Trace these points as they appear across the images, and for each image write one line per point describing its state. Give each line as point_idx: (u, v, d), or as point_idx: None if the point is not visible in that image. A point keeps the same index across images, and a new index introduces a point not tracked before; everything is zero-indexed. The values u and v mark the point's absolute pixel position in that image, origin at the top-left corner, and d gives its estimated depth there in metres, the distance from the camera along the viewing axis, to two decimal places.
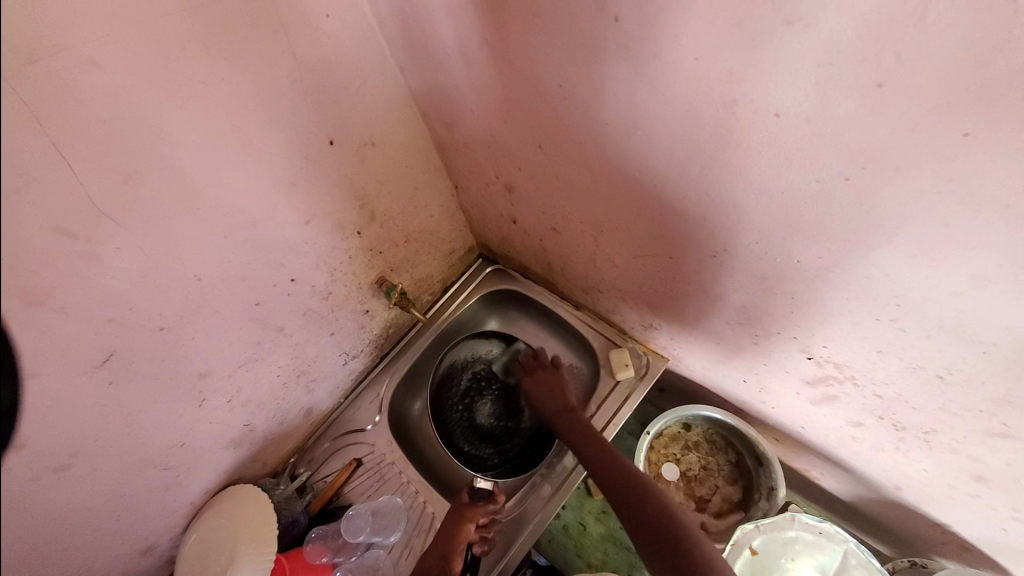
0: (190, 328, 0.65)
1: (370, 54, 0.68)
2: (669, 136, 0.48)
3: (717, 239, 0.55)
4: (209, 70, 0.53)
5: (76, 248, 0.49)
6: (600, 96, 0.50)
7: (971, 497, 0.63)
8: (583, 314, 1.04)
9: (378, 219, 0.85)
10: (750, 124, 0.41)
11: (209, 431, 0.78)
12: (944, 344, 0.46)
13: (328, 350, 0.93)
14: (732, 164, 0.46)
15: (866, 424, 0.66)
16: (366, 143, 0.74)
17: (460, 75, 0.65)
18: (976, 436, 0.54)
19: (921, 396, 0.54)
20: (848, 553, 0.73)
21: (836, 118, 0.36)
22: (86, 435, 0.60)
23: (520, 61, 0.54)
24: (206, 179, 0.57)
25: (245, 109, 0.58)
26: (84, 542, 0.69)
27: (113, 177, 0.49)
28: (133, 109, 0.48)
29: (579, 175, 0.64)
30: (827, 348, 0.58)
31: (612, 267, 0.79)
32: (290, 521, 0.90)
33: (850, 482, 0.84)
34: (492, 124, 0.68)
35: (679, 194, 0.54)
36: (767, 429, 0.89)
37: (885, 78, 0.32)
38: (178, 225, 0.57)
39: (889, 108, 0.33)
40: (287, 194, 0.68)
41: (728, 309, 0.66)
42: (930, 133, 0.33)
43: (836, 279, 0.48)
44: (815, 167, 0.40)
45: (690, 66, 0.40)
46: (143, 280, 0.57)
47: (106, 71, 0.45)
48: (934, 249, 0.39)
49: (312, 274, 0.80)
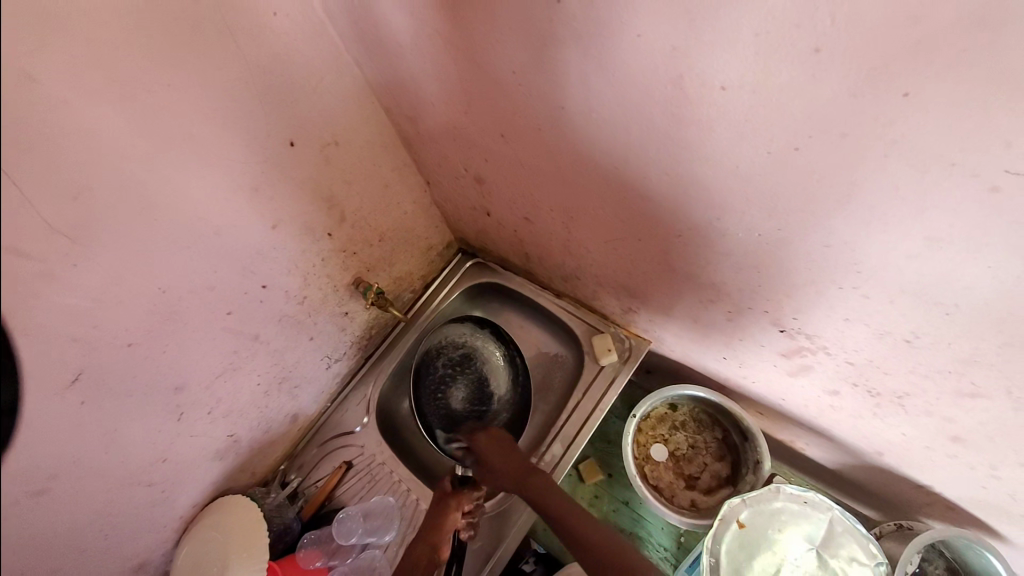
0: (160, 342, 0.64)
1: (324, 50, 0.66)
2: (625, 117, 0.47)
3: (682, 218, 0.55)
4: (152, 76, 0.51)
5: (32, 269, 0.48)
6: (553, 79, 0.49)
7: (949, 456, 0.64)
8: (564, 302, 1.03)
9: (348, 219, 0.84)
10: (698, 99, 0.40)
11: (192, 445, 0.77)
12: (907, 308, 0.46)
13: (309, 355, 0.92)
14: (687, 141, 0.45)
15: (842, 393, 0.67)
16: (328, 143, 0.73)
17: (416, 66, 0.63)
18: (948, 396, 0.54)
19: (891, 361, 0.55)
20: (834, 520, 0.74)
21: (779, 87, 0.36)
22: (61, 458, 0.59)
23: (472, 49, 0.53)
24: (161, 189, 0.56)
25: (197, 116, 0.56)
26: (71, 564, 0.68)
27: (64, 193, 0.48)
28: (77, 122, 0.47)
29: (543, 162, 0.63)
30: (798, 320, 0.58)
31: (586, 253, 0.78)
32: (282, 528, 0.91)
33: (833, 451, 0.85)
34: (454, 115, 0.67)
35: (641, 175, 0.53)
36: (751, 404, 0.90)
37: (822, 42, 0.32)
38: (136, 238, 0.56)
39: (829, 73, 0.33)
40: (249, 199, 0.67)
41: (700, 288, 0.66)
42: (871, 96, 0.33)
43: (798, 250, 0.48)
44: (765, 138, 0.40)
45: (636, 44, 0.40)
46: (104, 297, 0.55)
47: (45, 84, 0.44)
48: (888, 214, 0.39)
49: (285, 280, 0.79)
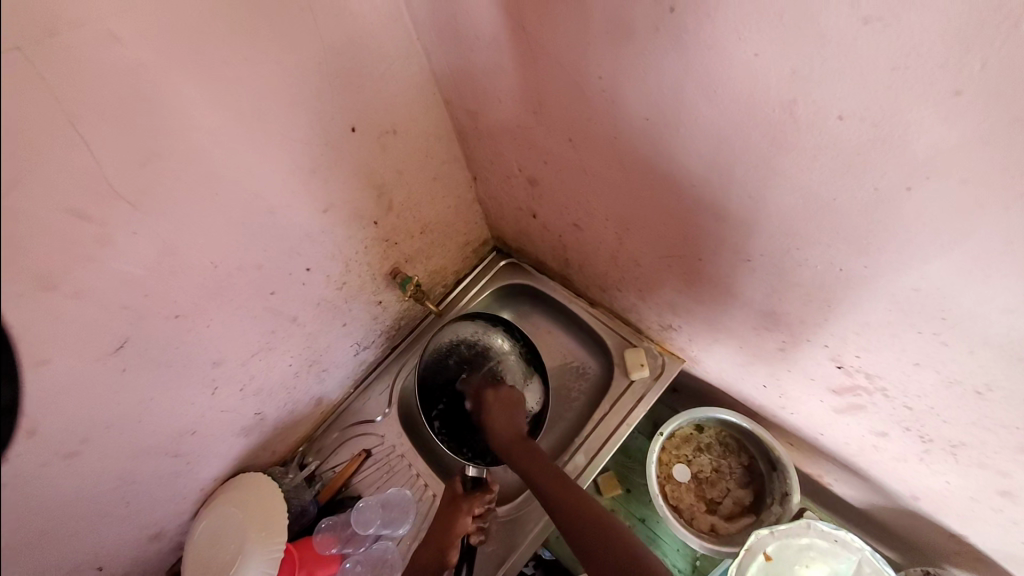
0: (204, 316, 0.64)
1: (396, 37, 0.66)
2: (716, 134, 0.46)
3: (752, 242, 0.54)
4: (234, 50, 0.51)
5: (91, 232, 0.48)
6: (639, 89, 0.48)
7: (994, 512, 0.62)
8: (598, 312, 1.02)
9: (395, 209, 0.83)
10: (808, 125, 0.39)
11: (221, 419, 0.77)
12: (987, 360, 0.45)
13: (341, 340, 0.92)
14: (778, 166, 0.44)
15: (890, 435, 0.65)
16: (386, 132, 0.72)
17: (488, 61, 0.62)
18: (1010, 453, 0.53)
19: (955, 410, 0.53)
20: (863, 561, 0.72)
21: (904, 123, 0.35)
22: (98, 421, 0.59)
23: (555, 50, 0.52)
24: (224, 163, 0.56)
25: (269, 93, 0.56)
26: (93, 526, 0.68)
27: (131, 157, 0.47)
28: (152, 88, 0.46)
29: (609, 171, 0.62)
30: (860, 358, 0.57)
31: (634, 266, 0.77)
32: (299, 509, 0.91)
33: (863, 489, 0.83)
34: (519, 114, 0.66)
35: (718, 195, 0.52)
36: (782, 434, 0.89)
37: (962, 85, 0.31)
38: (196, 211, 0.55)
39: (964, 116, 0.32)
40: (306, 181, 0.66)
41: (753, 313, 0.64)
42: (1005, 146, 0.31)
43: (878, 288, 0.47)
44: (873, 173, 0.39)
45: (747, 62, 0.39)
46: (159, 266, 0.55)
47: (127, 48, 0.43)
48: (993, 264, 0.37)
49: (328, 264, 0.78)
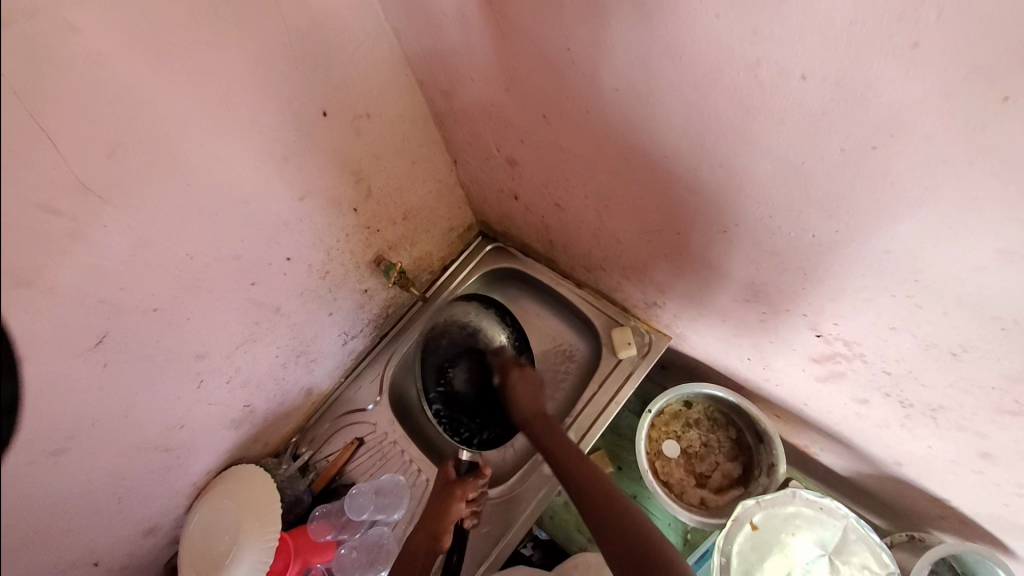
0: (185, 309, 0.63)
1: (363, 16, 0.64)
2: (685, 103, 0.46)
3: (728, 213, 0.54)
4: (193, 33, 0.49)
5: (60, 227, 0.47)
6: (609, 60, 0.48)
7: (975, 473, 0.63)
8: (585, 292, 1.02)
9: (374, 195, 0.82)
10: (772, 89, 0.39)
11: (210, 412, 0.77)
12: (960, 321, 0.45)
13: (327, 329, 0.91)
14: (748, 133, 0.44)
15: (871, 401, 0.66)
16: (360, 116, 0.71)
17: (458, 39, 0.61)
18: (987, 413, 0.53)
19: (932, 373, 0.54)
20: (848, 528, 0.74)
21: (866, 79, 0.34)
22: (84, 418, 0.59)
23: (523, 23, 0.51)
24: (193, 152, 0.55)
25: (236, 78, 0.55)
26: (87, 522, 0.68)
27: (96, 150, 0.46)
28: (112, 76, 0.45)
29: (584, 146, 0.61)
30: (837, 325, 0.57)
31: (617, 244, 0.77)
32: (293, 499, 0.92)
33: (849, 458, 0.84)
34: (494, 93, 0.65)
35: (692, 166, 0.51)
36: (768, 405, 0.89)
37: (923, 37, 0.30)
38: (168, 201, 0.55)
39: (926, 68, 0.31)
40: (279, 168, 0.65)
41: (734, 286, 0.64)
42: (968, 98, 0.31)
43: (852, 254, 0.47)
44: (840, 136, 0.38)
45: (709, 25, 0.38)
46: (134, 259, 0.54)
47: (84, 35, 0.42)
48: (962, 222, 0.37)
49: (308, 253, 0.77)
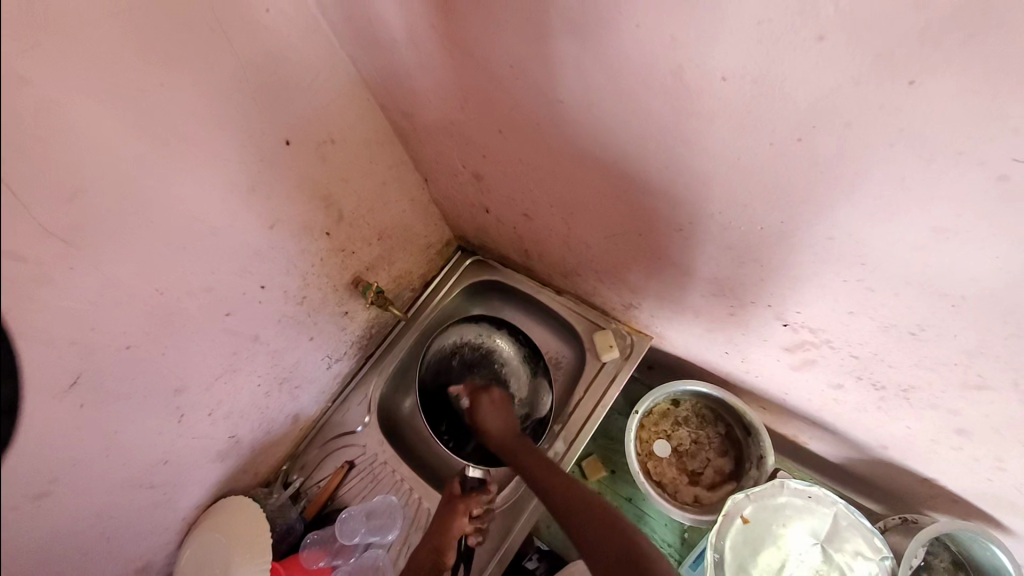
0: (159, 344, 0.64)
1: (318, 46, 0.66)
2: (625, 108, 0.47)
3: (682, 212, 0.55)
4: (146, 75, 0.50)
5: (24, 272, 0.47)
6: (551, 73, 0.49)
7: (954, 450, 0.64)
8: (565, 298, 1.03)
9: (346, 218, 0.83)
10: (700, 90, 0.40)
11: (194, 446, 0.77)
12: (912, 301, 0.46)
13: (309, 355, 0.92)
14: (687, 134, 0.45)
15: (846, 387, 0.66)
16: (324, 141, 0.72)
17: (412, 62, 0.63)
18: (955, 390, 0.54)
19: (896, 354, 0.54)
20: (839, 514, 0.74)
21: (781, 76, 0.36)
22: (63, 461, 0.59)
23: (468, 42, 0.53)
24: (155, 189, 0.55)
25: (194, 115, 0.56)
26: (74, 568, 0.68)
27: (57, 195, 0.47)
28: (67, 122, 0.46)
29: (542, 157, 0.62)
30: (801, 314, 0.58)
31: (586, 249, 0.78)
32: (285, 528, 0.91)
33: (837, 445, 0.84)
34: (451, 111, 0.67)
35: (642, 168, 0.53)
36: (754, 399, 0.90)
37: (826, 31, 0.32)
38: (133, 239, 0.55)
39: (833, 61, 0.33)
40: (245, 198, 0.66)
41: (700, 282, 0.65)
42: (875, 85, 0.32)
43: (800, 242, 0.48)
44: (769, 130, 0.40)
45: (634, 34, 0.39)
46: (102, 298, 0.55)
47: (36, 84, 0.43)
48: (897, 205, 0.38)
49: (282, 280, 0.78)
